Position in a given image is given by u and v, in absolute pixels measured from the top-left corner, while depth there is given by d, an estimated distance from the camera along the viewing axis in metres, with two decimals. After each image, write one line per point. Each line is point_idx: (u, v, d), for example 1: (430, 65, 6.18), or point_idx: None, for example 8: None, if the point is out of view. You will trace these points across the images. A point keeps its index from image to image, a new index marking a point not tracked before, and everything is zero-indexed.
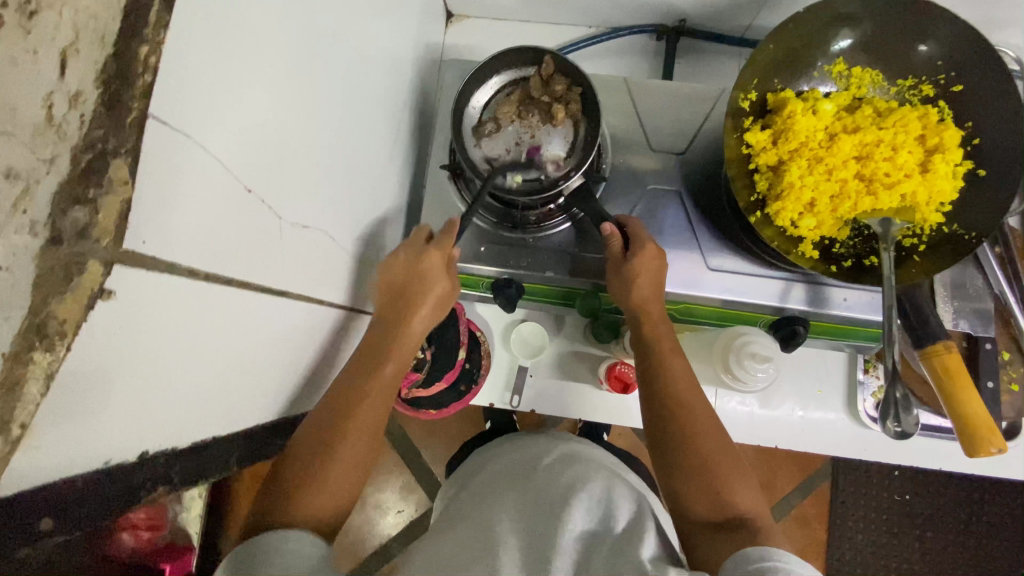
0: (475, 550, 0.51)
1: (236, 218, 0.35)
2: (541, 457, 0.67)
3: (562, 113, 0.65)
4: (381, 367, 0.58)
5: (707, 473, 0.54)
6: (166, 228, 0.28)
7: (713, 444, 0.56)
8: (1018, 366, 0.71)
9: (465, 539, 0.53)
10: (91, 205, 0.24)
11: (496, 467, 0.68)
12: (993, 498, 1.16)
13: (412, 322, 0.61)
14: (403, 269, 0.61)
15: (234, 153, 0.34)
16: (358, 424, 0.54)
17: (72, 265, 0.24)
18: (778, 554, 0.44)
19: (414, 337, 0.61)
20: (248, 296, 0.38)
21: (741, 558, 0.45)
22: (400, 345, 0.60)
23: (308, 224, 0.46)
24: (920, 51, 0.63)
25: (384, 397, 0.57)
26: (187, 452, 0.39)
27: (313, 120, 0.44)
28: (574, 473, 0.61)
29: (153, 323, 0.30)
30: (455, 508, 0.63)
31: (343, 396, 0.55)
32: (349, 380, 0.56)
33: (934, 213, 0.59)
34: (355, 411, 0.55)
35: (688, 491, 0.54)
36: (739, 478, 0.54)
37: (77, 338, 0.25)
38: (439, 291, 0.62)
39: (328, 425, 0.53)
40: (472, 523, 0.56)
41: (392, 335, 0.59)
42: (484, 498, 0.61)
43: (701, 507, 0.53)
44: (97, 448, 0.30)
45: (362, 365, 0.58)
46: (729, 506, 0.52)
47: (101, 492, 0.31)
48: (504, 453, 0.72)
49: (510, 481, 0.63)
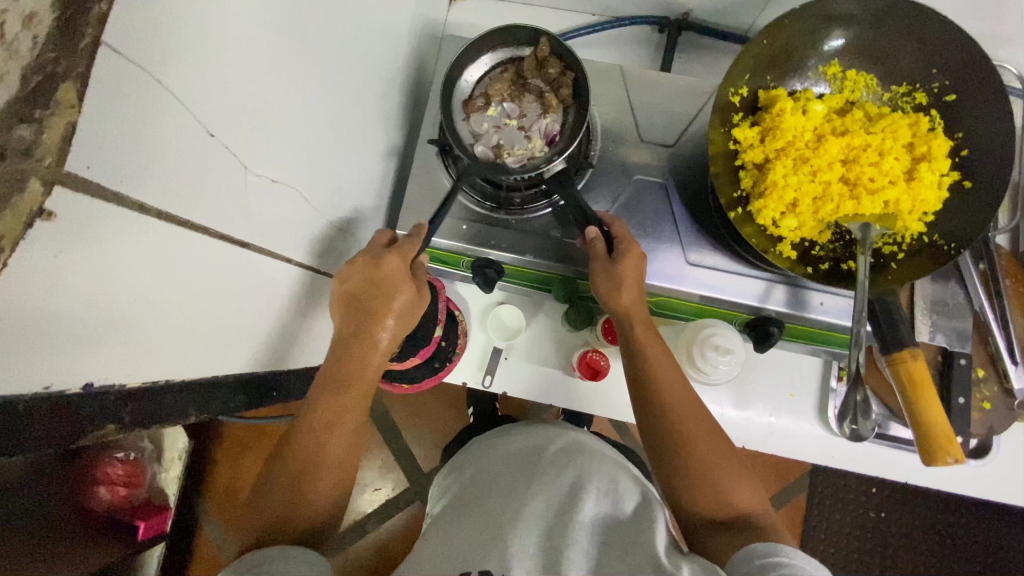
0: (489, 549, 0.50)
1: (194, 162, 0.35)
2: (545, 444, 0.64)
3: (554, 100, 0.66)
4: (346, 386, 0.57)
5: (705, 472, 0.54)
6: (114, 157, 0.28)
7: (712, 441, 0.57)
8: (992, 384, 0.70)
9: (474, 535, 0.53)
10: (37, 125, 0.25)
11: (500, 453, 0.65)
12: (970, 524, 1.16)
13: (381, 330, 0.59)
14: (361, 275, 0.59)
15: (201, 98, 0.34)
16: (334, 439, 0.55)
17: (13, 183, 0.24)
18: (785, 549, 0.46)
19: (385, 346, 0.60)
20: (204, 241, 0.38)
21: (750, 555, 0.46)
22: (367, 355, 0.58)
23: (276, 179, 0.46)
24: (916, 58, 0.62)
25: (360, 404, 0.58)
26: (139, 392, 0.39)
27: (293, 77, 0.45)
28: (581, 465, 0.59)
29: (102, 254, 0.30)
30: (462, 497, 0.61)
31: (317, 417, 0.55)
32: (321, 396, 0.56)
33: (916, 222, 0.59)
34: (326, 433, 0.55)
35: (690, 492, 0.54)
36: (741, 477, 0.55)
37: (15, 254, 0.25)
38: (401, 301, 0.60)
39: (303, 446, 0.54)
40: (477, 517, 0.55)
41: (361, 346, 0.58)
42: (493, 487, 0.59)
43: (706, 507, 0.53)
44: (39, 372, 0.31)
45: (325, 387, 0.57)
46: (732, 505, 0.53)
47: (44, 417, 0.32)
48: (506, 437, 0.68)
49: (516, 470, 0.61)
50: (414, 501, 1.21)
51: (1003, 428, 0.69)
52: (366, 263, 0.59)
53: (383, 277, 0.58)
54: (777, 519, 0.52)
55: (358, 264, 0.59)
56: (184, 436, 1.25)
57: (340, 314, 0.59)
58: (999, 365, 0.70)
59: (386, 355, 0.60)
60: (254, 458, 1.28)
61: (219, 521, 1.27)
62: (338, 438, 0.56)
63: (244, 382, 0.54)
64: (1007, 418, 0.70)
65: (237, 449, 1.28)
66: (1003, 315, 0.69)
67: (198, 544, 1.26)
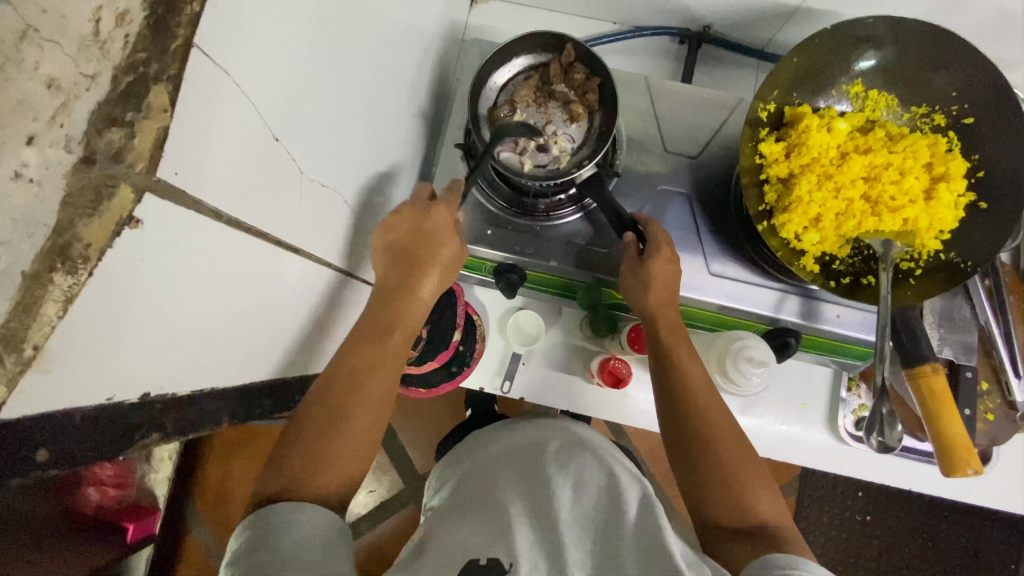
0: (493, 539, 0.50)
1: (260, 165, 0.34)
2: (545, 439, 0.63)
3: (580, 107, 0.66)
4: (389, 332, 0.57)
5: (732, 483, 0.55)
6: (196, 163, 0.27)
7: (739, 446, 0.57)
8: (995, 396, 0.73)
9: (477, 524, 0.52)
10: (128, 128, 0.23)
11: (497, 447, 0.64)
12: (950, 527, 1.20)
13: (421, 287, 0.59)
14: (409, 226, 0.60)
15: (263, 97, 0.33)
16: (366, 394, 0.54)
17: (102, 188, 0.23)
18: (803, 564, 0.46)
19: (423, 303, 0.59)
20: (266, 247, 0.38)
21: (768, 563, 0.46)
22: (409, 307, 0.58)
23: (325, 183, 0.45)
24: (938, 82, 0.64)
25: (390, 362, 0.56)
26: (184, 400, 0.38)
27: (340, 77, 0.44)
28: (579, 463, 0.59)
29: (174, 261, 0.29)
30: (461, 489, 0.60)
31: (352, 361, 0.55)
32: (358, 346, 0.55)
33: (933, 239, 0.61)
34: (360, 381, 0.54)
35: (712, 498, 0.55)
36: (762, 486, 0.55)
37: (101, 263, 0.24)
38: (448, 254, 0.61)
39: (331, 399, 0.53)
40: (481, 512, 0.54)
41: (402, 296, 0.58)
42: (493, 481, 0.58)
43: (723, 513, 0.54)
44: (101, 383, 0.30)
45: (368, 333, 0.56)
46: (750, 515, 0.53)
47: (99, 427, 0.31)
48: (505, 431, 0.66)
49: (518, 466, 0.60)
50: (410, 505, 1.20)
51: (1005, 438, 0.72)
52: (415, 213, 0.60)
53: (428, 230, 0.60)
54: (796, 535, 0.52)
55: (407, 214, 0.60)
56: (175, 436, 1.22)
57: (385, 266, 0.59)
58: (1003, 378, 0.72)
59: (423, 312, 0.60)
60: (245, 460, 1.24)
61: (206, 523, 1.23)
62: (369, 396, 0.54)
63: (270, 387, 0.52)
64: (1010, 429, 0.72)
65: (228, 450, 1.25)
66: (1006, 329, 0.72)
67: (186, 547, 1.23)
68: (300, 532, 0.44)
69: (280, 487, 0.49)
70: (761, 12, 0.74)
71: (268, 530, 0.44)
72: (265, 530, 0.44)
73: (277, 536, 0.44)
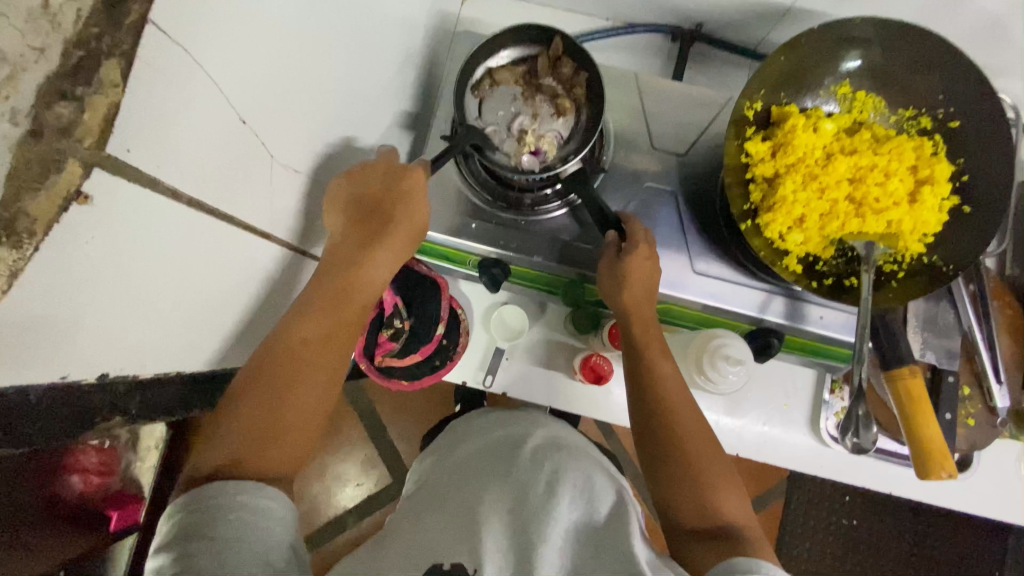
0: (459, 543, 0.49)
1: (227, 149, 0.34)
2: (524, 437, 0.62)
3: (567, 102, 0.66)
4: (348, 295, 0.54)
5: (700, 482, 0.54)
6: (152, 141, 0.28)
7: (708, 447, 0.57)
8: (976, 402, 0.72)
9: (445, 527, 0.51)
10: (78, 103, 0.24)
11: (475, 448, 0.62)
12: (937, 534, 1.20)
13: (387, 241, 0.56)
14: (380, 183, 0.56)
15: (228, 77, 0.32)
16: (320, 358, 0.53)
17: (50, 162, 0.24)
18: (761, 567, 0.47)
19: (387, 262, 0.56)
20: (232, 231, 0.38)
21: (732, 567, 0.47)
22: (365, 270, 0.55)
23: (299, 170, 0.45)
24: (925, 83, 0.64)
25: (349, 326, 0.55)
26: (147, 383, 0.38)
27: (317, 62, 0.43)
28: (558, 462, 0.56)
29: (129, 239, 0.29)
30: (439, 485, 0.58)
31: (303, 331, 0.52)
32: (312, 312, 0.53)
33: (917, 243, 0.60)
34: (313, 353, 0.52)
35: (680, 499, 0.54)
36: (729, 486, 0.55)
37: (47, 239, 0.25)
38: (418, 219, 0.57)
39: (279, 365, 0.51)
40: (450, 510, 0.54)
41: (360, 257, 0.55)
42: (466, 482, 0.57)
43: (691, 515, 0.53)
44: (55, 361, 0.29)
45: (327, 296, 0.54)
46: (716, 514, 0.53)
47: (54, 408, 0.31)
48: (485, 429, 0.65)
49: (491, 462, 0.59)
50: (395, 500, 1.19)
51: (986, 444, 0.71)
52: (387, 168, 0.57)
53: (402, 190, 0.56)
54: (759, 536, 0.52)
55: (378, 167, 0.56)
56: (161, 425, 1.21)
57: (347, 219, 0.56)
58: (985, 384, 0.72)
59: (386, 276, 0.57)
60: None
61: None
62: (320, 364, 0.52)
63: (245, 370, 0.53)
64: (990, 435, 0.72)
65: None
66: (990, 335, 0.71)
67: None
68: (249, 519, 0.43)
69: (229, 457, 0.47)
70: (752, 11, 0.73)
71: (218, 511, 0.42)
72: (206, 512, 0.42)
73: (215, 521, 0.42)
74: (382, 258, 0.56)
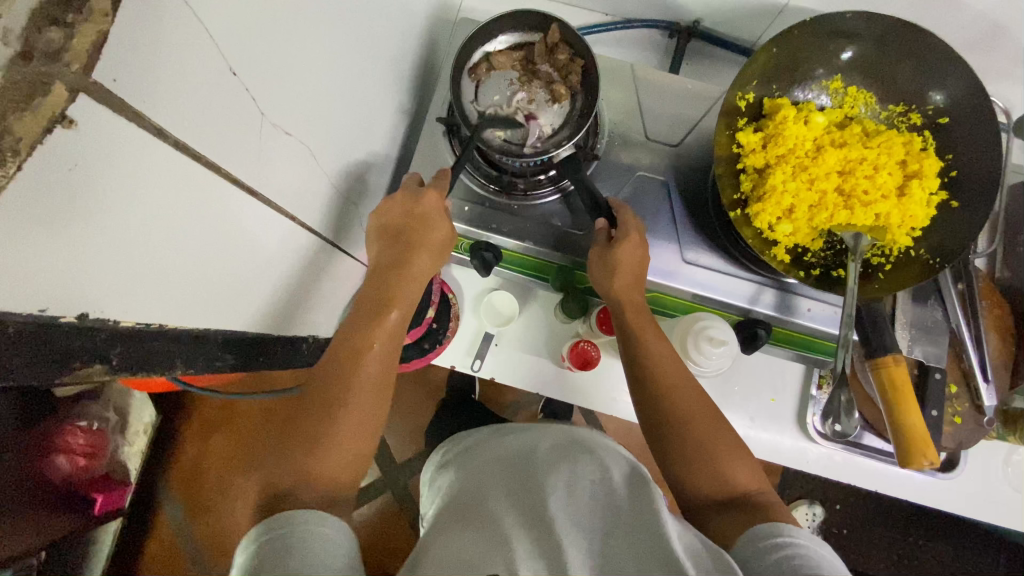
0: (489, 548, 0.48)
1: (217, 98, 0.35)
2: (537, 443, 0.61)
3: (562, 88, 0.66)
4: (385, 311, 0.59)
5: (707, 454, 0.55)
6: (138, 76, 0.29)
7: (708, 417, 0.57)
8: (963, 400, 0.72)
9: (472, 534, 0.50)
10: (67, 30, 0.25)
11: (492, 456, 0.61)
12: (927, 544, 1.19)
13: (417, 258, 0.62)
14: (400, 210, 0.61)
15: (220, 27, 0.33)
16: (364, 373, 0.57)
17: (38, 85, 0.25)
18: (787, 530, 0.46)
19: (417, 278, 0.62)
20: (223, 184, 0.39)
21: (753, 537, 0.46)
22: (402, 286, 0.61)
23: (291, 133, 0.45)
24: (916, 79, 0.64)
25: (387, 343, 0.59)
26: (132, 334, 0.37)
27: (312, 27, 0.44)
28: (571, 462, 0.55)
29: (114, 170, 0.29)
30: (460, 496, 0.58)
31: (350, 349, 0.57)
32: (355, 331, 0.58)
33: (904, 236, 0.61)
34: (354, 366, 0.56)
35: (689, 473, 0.55)
36: (737, 456, 0.55)
37: (31, 159, 0.25)
38: (439, 236, 0.62)
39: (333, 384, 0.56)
40: (474, 520, 0.52)
41: (394, 278, 0.61)
42: (484, 489, 0.56)
43: (703, 486, 0.54)
44: (33, 291, 0.29)
45: (365, 316, 0.59)
46: (729, 483, 0.54)
47: (33, 341, 0.30)
48: (495, 441, 0.64)
49: (508, 469, 0.58)
50: (384, 492, 1.19)
51: (971, 443, 0.72)
52: (405, 199, 0.61)
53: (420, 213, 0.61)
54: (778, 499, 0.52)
55: (397, 200, 0.61)
56: (151, 410, 1.21)
57: (381, 249, 0.63)
58: (972, 383, 0.72)
59: (418, 290, 0.62)
60: (221, 439, 1.25)
61: (178, 501, 1.23)
62: (365, 381, 0.56)
63: (239, 344, 0.52)
64: (976, 434, 0.72)
65: (205, 427, 1.25)
66: (977, 335, 0.71)
67: (156, 525, 1.22)
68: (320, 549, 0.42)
69: (290, 477, 0.50)
70: (748, 7, 0.74)
71: (295, 540, 0.42)
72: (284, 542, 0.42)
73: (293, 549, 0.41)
74: (414, 275, 0.61)
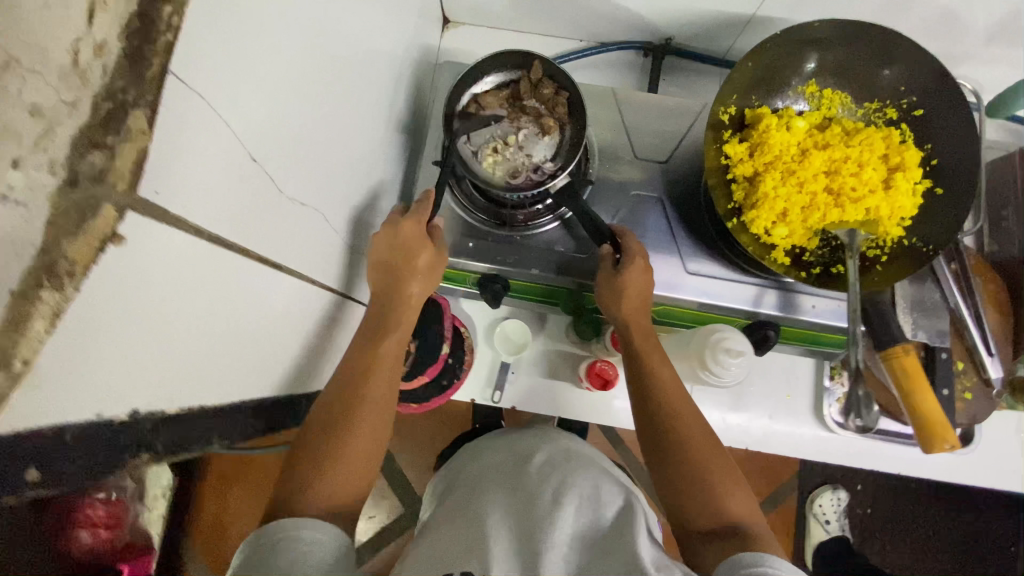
0: (469, 551, 0.49)
1: (240, 185, 0.36)
2: (533, 454, 0.62)
3: (551, 120, 0.68)
4: (381, 337, 0.60)
5: (704, 485, 0.56)
6: (175, 183, 0.29)
7: (709, 447, 0.58)
8: (972, 375, 0.74)
9: (457, 540, 0.51)
10: (109, 151, 0.25)
11: (488, 468, 0.63)
12: (951, 516, 1.20)
13: (411, 284, 0.61)
14: (385, 244, 0.61)
15: (238, 120, 0.35)
16: (367, 396, 0.58)
17: (86, 209, 0.25)
18: (770, 561, 0.47)
19: (414, 303, 0.62)
20: (250, 264, 0.40)
21: (736, 564, 0.48)
22: (405, 308, 0.62)
23: (304, 202, 0.47)
24: (887, 76, 0.67)
25: (387, 369, 0.60)
26: (173, 419, 0.38)
27: (316, 100, 0.46)
28: (563, 474, 0.57)
29: (156, 274, 0.31)
30: (453, 505, 0.59)
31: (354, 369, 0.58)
32: (355, 354, 0.59)
33: (896, 227, 0.63)
34: (360, 389, 0.58)
35: (687, 503, 0.56)
36: (733, 483, 0.56)
37: (86, 278, 0.26)
38: (425, 261, 0.62)
39: (337, 407, 0.57)
40: (460, 528, 0.53)
41: (394, 301, 0.61)
42: (478, 499, 0.57)
43: (699, 516, 0.55)
44: (89, 399, 0.30)
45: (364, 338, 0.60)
46: (723, 514, 0.54)
47: (89, 445, 0.31)
48: (491, 454, 0.65)
49: (502, 479, 0.59)
50: (410, 527, 1.19)
51: (984, 416, 0.74)
52: (387, 232, 0.61)
53: (403, 241, 0.61)
54: (769, 532, 0.53)
55: (381, 235, 0.61)
56: (167, 472, 1.18)
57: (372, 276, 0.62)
58: (976, 357, 0.74)
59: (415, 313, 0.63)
60: (241, 492, 1.24)
61: (203, 560, 1.22)
62: (370, 404, 0.58)
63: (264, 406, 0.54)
64: (988, 407, 0.74)
65: (223, 483, 1.24)
66: (976, 310, 0.74)
67: None
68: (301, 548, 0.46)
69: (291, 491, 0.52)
70: (718, 22, 0.77)
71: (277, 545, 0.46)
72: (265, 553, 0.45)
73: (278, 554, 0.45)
74: (410, 301, 0.62)
